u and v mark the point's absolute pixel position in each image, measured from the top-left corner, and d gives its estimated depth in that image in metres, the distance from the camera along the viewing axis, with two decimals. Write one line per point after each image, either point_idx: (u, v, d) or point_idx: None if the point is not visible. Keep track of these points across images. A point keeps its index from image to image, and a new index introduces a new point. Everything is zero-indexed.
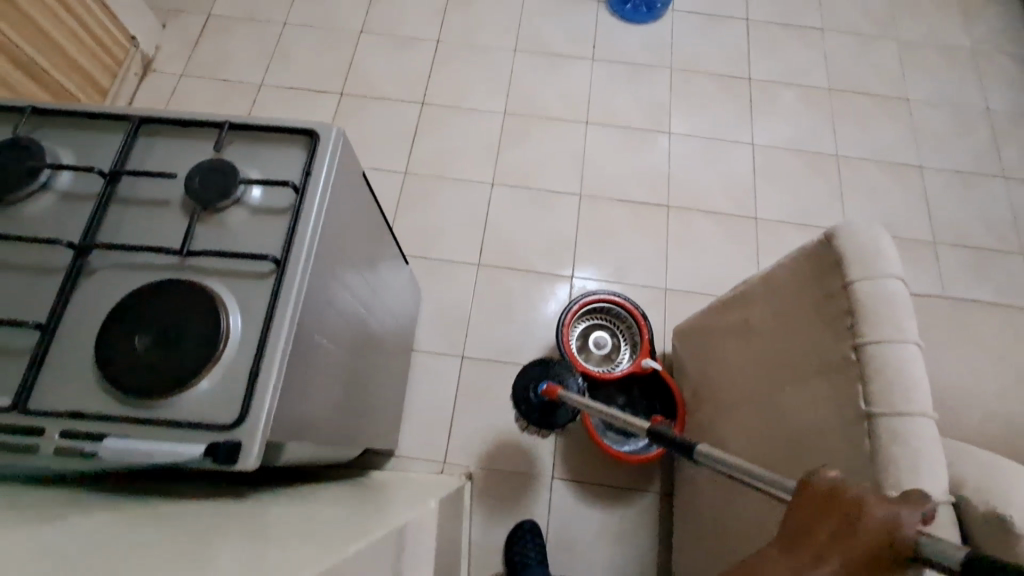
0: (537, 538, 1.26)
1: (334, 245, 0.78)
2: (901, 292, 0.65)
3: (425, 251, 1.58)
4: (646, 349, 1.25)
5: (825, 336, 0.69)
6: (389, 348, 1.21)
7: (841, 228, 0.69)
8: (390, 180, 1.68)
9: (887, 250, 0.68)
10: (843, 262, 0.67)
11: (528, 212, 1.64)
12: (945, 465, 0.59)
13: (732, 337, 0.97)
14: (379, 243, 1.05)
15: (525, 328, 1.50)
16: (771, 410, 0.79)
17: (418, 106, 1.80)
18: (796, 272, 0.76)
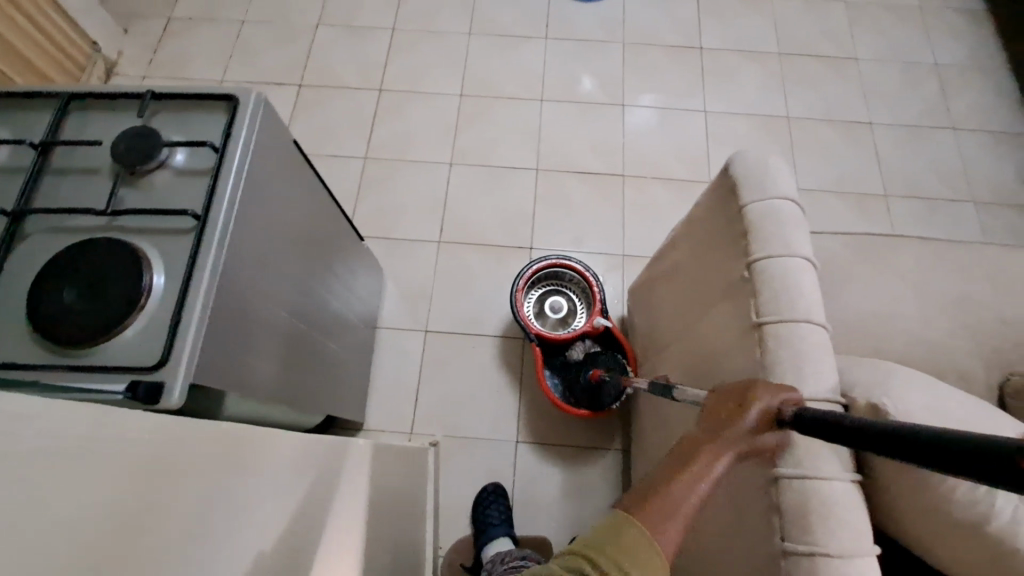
0: (501, 498, 1.30)
1: (264, 207, 0.81)
2: (792, 210, 0.69)
3: (388, 232, 1.62)
4: (597, 309, 1.29)
5: (728, 259, 0.72)
6: (346, 322, 1.24)
7: (737, 157, 0.73)
8: (351, 166, 1.72)
9: (780, 174, 0.71)
10: (737, 188, 0.71)
11: (487, 189, 1.68)
12: (834, 366, 0.62)
13: (666, 284, 1.01)
14: (327, 218, 1.08)
15: (486, 300, 1.53)
16: (695, 343, 0.83)
17: (376, 93, 1.84)
18: (707, 207, 0.80)
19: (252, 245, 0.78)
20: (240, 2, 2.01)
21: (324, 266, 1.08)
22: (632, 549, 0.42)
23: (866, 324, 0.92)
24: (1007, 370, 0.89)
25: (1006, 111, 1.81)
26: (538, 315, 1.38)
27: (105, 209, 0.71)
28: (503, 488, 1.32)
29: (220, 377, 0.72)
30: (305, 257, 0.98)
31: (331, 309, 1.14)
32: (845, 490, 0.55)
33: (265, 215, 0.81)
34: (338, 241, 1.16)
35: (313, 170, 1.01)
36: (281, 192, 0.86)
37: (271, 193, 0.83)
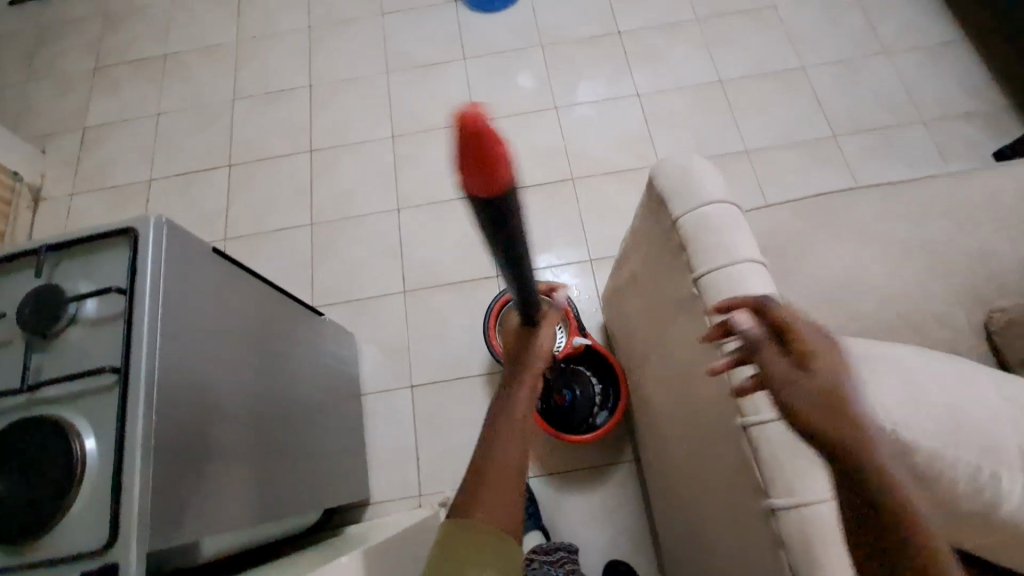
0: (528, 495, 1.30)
1: (197, 333, 0.77)
2: (728, 213, 0.66)
3: (351, 294, 1.58)
4: (574, 328, 1.25)
5: (676, 275, 0.69)
6: (324, 404, 1.20)
7: (659, 167, 0.70)
8: (299, 235, 1.68)
9: (706, 175, 0.68)
10: (667, 201, 0.68)
11: (439, 226, 1.65)
12: None
13: (630, 297, 0.97)
14: (273, 312, 1.04)
15: (464, 339, 1.50)
16: (670, 359, 0.79)
17: (308, 155, 1.80)
18: (645, 220, 0.77)
19: (189, 377, 0.74)
20: (152, 95, 1.96)
21: (285, 361, 1.04)
22: (474, 529, 0.58)
23: (835, 290, 0.90)
24: (987, 305, 0.86)
25: (932, 23, 1.80)
26: None
27: (24, 384, 0.67)
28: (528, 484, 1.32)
29: (190, 529, 0.68)
30: (261, 362, 0.94)
31: (304, 401, 1.10)
32: (843, 507, 0.54)
33: (200, 340, 0.78)
34: (293, 330, 1.11)
35: (245, 271, 0.97)
36: (212, 309, 0.82)
37: (201, 315, 0.79)
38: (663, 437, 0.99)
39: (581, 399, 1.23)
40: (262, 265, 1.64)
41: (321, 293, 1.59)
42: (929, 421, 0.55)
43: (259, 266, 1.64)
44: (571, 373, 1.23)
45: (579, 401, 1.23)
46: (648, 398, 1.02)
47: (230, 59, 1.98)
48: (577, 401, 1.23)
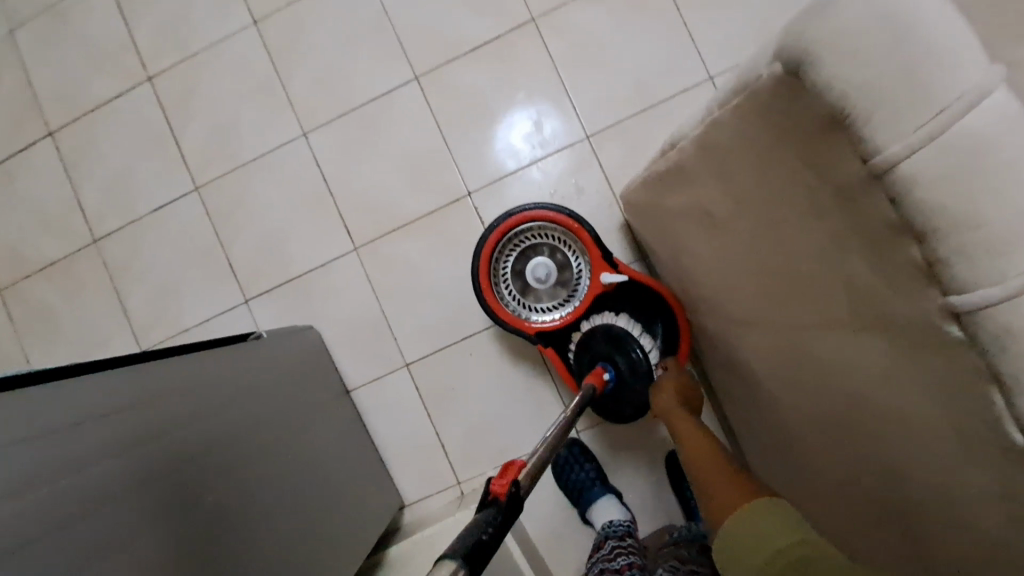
0: (584, 459, 1.09)
1: (80, 493, 0.60)
2: (1007, 125, 0.33)
3: (289, 272, 1.19)
4: (599, 260, 0.90)
5: (877, 272, 0.42)
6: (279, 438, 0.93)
7: (828, 61, 0.37)
8: (189, 209, 1.22)
9: (936, 50, 0.34)
10: (874, 132, 0.36)
11: (368, 143, 1.17)
12: None
13: (692, 240, 0.66)
14: (170, 367, 0.82)
15: (451, 291, 1.16)
16: (809, 364, 0.54)
17: (151, 88, 1.24)
18: (775, 159, 0.46)
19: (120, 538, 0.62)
20: None
21: (229, 420, 0.85)
22: None
23: None
24: None
25: None
26: (524, 293, 1.01)
27: None
28: (581, 445, 1.11)
29: None
30: (188, 451, 0.76)
31: (271, 445, 0.91)
32: None
33: (100, 487, 0.62)
34: (217, 374, 0.89)
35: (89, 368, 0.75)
36: (83, 451, 0.63)
37: (77, 467, 0.61)
38: (758, 428, 0.77)
39: (635, 372, 0.88)
40: (160, 265, 1.23)
41: (249, 280, 1.20)
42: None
43: (158, 268, 1.23)
44: (611, 338, 0.89)
45: (633, 377, 0.88)
46: (736, 378, 0.76)
47: None
48: (630, 378, 0.88)
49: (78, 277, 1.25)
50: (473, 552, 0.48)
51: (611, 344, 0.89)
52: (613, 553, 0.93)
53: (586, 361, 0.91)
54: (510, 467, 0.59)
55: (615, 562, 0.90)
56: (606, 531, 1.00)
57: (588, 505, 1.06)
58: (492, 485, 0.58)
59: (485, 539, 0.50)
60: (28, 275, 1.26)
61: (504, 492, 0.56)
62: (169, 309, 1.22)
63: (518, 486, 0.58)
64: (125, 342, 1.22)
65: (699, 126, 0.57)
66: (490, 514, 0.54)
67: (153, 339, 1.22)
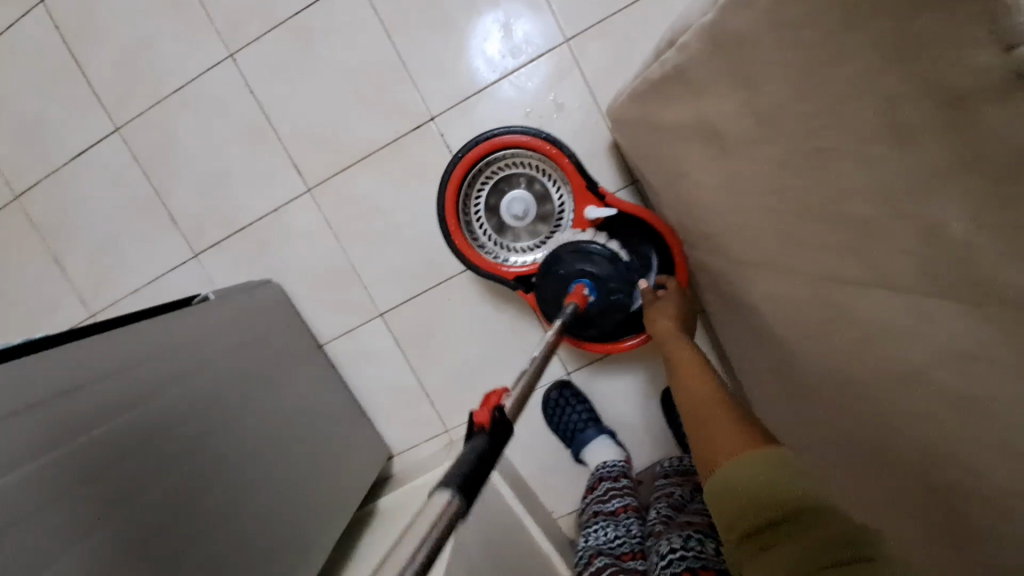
0: (574, 399, 1.03)
1: (8, 500, 0.52)
2: None
3: (239, 219, 1.06)
4: (585, 191, 0.79)
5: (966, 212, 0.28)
6: (250, 404, 0.85)
7: None
8: (114, 155, 1.07)
9: None
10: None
11: (308, 62, 1.00)
12: None
13: (704, 170, 0.52)
14: (98, 344, 0.70)
15: (421, 232, 1.04)
16: (844, 319, 0.43)
17: (42, 9, 1.03)
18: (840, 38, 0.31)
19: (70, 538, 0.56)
20: None
21: (178, 397, 0.75)
22: None
23: None
24: None
25: None
26: (501, 232, 0.89)
27: None
28: (572, 386, 1.04)
29: None
30: (142, 434, 0.67)
31: (243, 417, 0.83)
32: None
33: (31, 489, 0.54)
34: (165, 343, 0.78)
35: (19, 352, 0.65)
36: (8, 452, 0.54)
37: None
38: (776, 386, 0.66)
39: (611, 271, 0.76)
40: (95, 220, 1.09)
41: (195, 232, 1.07)
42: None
43: (92, 223, 1.09)
44: (575, 253, 0.77)
45: (612, 276, 0.77)
46: (748, 328, 0.66)
47: None
48: (608, 280, 0.77)
49: (6, 241, 1.11)
50: (465, 484, 0.37)
51: (575, 258, 0.77)
52: (606, 496, 0.90)
53: (556, 287, 0.79)
54: (492, 395, 0.47)
55: (610, 504, 0.88)
56: (601, 472, 0.96)
57: (580, 446, 1.01)
58: (473, 415, 0.44)
59: (475, 471, 0.39)
60: None
61: (491, 420, 0.43)
62: (113, 268, 1.10)
63: (504, 411, 0.45)
64: (71, 306, 1.11)
65: (706, 12, 0.43)
66: (475, 443, 0.42)
67: (100, 304, 1.11)
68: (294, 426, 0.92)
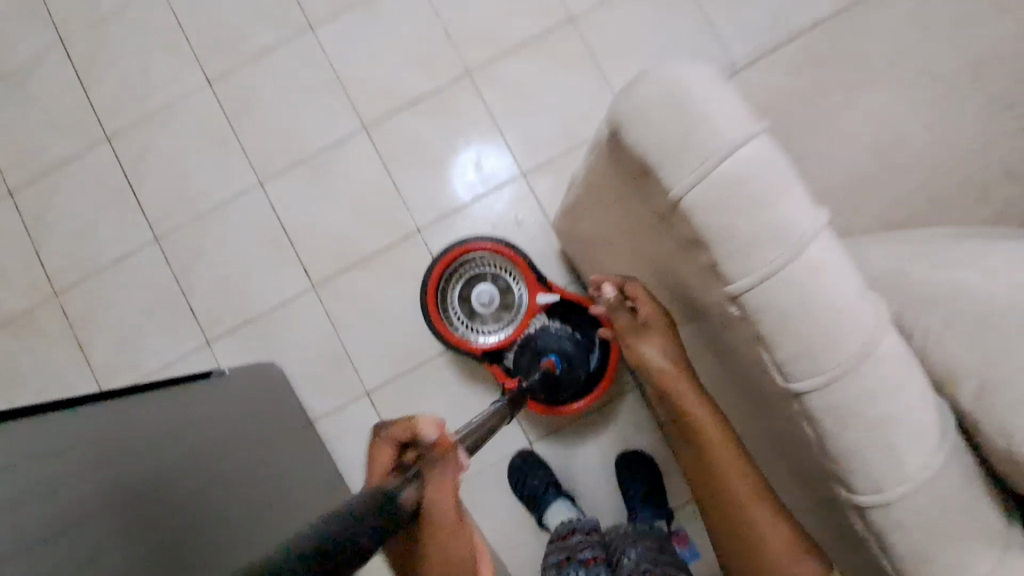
0: (537, 465, 1.16)
1: (63, 510, 0.58)
2: (744, 162, 0.50)
3: (250, 311, 1.25)
4: (535, 284, 1.01)
5: (695, 273, 0.57)
6: (258, 456, 0.92)
7: (622, 118, 0.55)
8: (149, 259, 1.27)
9: (703, 113, 0.51)
10: (655, 167, 0.53)
11: (321, 189, 1.26)
12: (912, 373, 0.49)
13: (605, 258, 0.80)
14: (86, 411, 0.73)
15: (405, 321, 1.24)
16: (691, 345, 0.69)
17: (107, 146, 1.30)
18: (624, 184, 0.62)
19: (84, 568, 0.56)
20: None
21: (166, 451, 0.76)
22: None
23: None
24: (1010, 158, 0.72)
25: None
26: (471, 318, 1.10)
27: None
28: (535, 455, 1.18)
29: None
30: (169, 471, 0.73)
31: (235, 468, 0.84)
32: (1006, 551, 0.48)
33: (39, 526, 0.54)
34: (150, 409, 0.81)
35: (30, 410, 0.68)
36: (64, 477, 0.61)
37: (55, 493, 0.59)
38: None
39: (576, 350, 0.98)
40: (124, 312, 1.26)
41: (210, 322, 1.25)
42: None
43: (120, 314, 1.26)
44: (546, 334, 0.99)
45: (575, 356, 0.98)
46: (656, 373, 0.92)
47: None
48: (573, 357, 0.98)
49: (38, 331, 1.26)
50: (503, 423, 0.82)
51: (547, 339, 0.99)
52: (579, 546, 0.99)
53: (531, 358, 0.99)
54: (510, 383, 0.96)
55: (582, 552, 0.97)
56: (571, 525, 1.05)
57: (544, 509, 1.12)
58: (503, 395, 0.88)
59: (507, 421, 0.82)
60: None
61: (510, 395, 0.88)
62: (131, 353, 1.25)
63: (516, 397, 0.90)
64: (86, 387, 1.24)
65: (587, 164, 0.70)
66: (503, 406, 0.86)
67: (114, 387, 1.24)
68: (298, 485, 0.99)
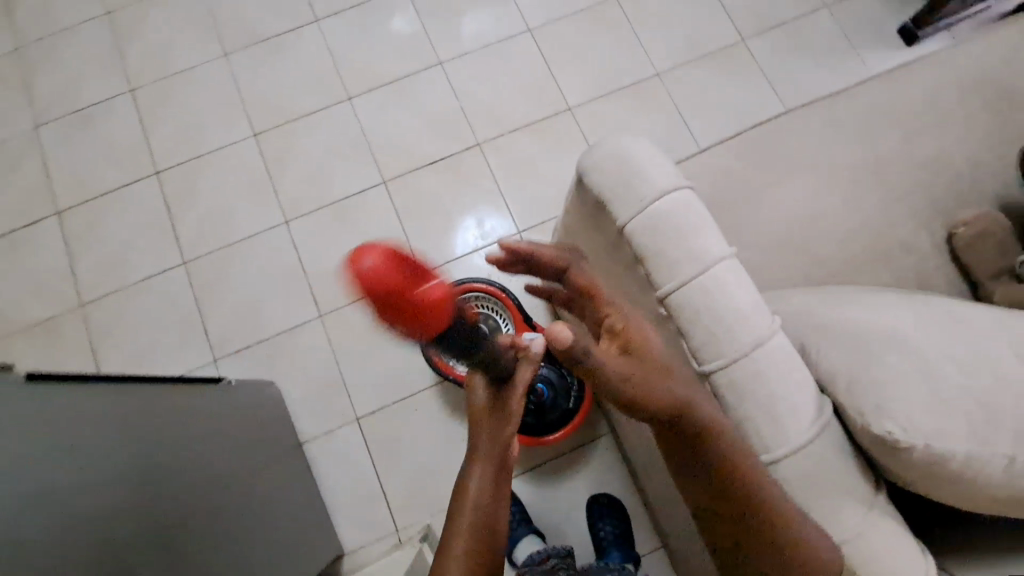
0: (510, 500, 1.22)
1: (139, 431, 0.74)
2: (670, 203, 0.67)
3: (259, 334, 1.36)
4: (520, 321, 1.14)
5: (637, 288, 0.71)
6: (260, 448, 1.06)
7: (586, 167, 0.71)
8: (174, 279, 1.40)
9: (642, 167, 0.68)
10: (606, 202, 0.69)
11: (338, 231, 1.42)
12: (796, 371, 0.63)
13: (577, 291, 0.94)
14: (77, 394, 0.69)
15: (400, 353, 1.34)
16: None
17: (155, 178, 1.47)
18: (585, 222, 0.78)
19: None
20: None
21: (132, 458, 0.70)
22: None
23: (794, 235, 0.81)
24: (950, 223, 0.80)
25: None
26: None
27: None
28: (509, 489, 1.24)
29: None
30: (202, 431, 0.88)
31: (201, 482, 0.81)
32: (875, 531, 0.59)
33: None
34: (135, 409, 0.76)
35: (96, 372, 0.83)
36: (143, 410, 0.77)
37: (136, 418, 0.75)
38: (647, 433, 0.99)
39: (559, 381, 1.13)
40: (142, 325, 1.37)
41: (221, 341, 1.36)
42: (962, 421, 0.53)
43: (139, 326, 1.37)
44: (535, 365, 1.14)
45: (558, 386, 1.13)
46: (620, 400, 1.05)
47: (10, 75, 1.53)
48: (555, 387, 1.12)
49: (59, 336, 1.36)
50: None
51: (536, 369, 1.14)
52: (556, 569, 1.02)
53: None
54: None
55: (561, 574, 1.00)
56: (548, 551, 1.08)
57: (513, 543, 1.16)
58: None
59: None
60: (10, 334, 1.37)
61: None
62: (142, 364, 1.34)
63: None
64: None
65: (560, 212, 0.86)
66: None
67: None
68: (281, 493, 1.06)
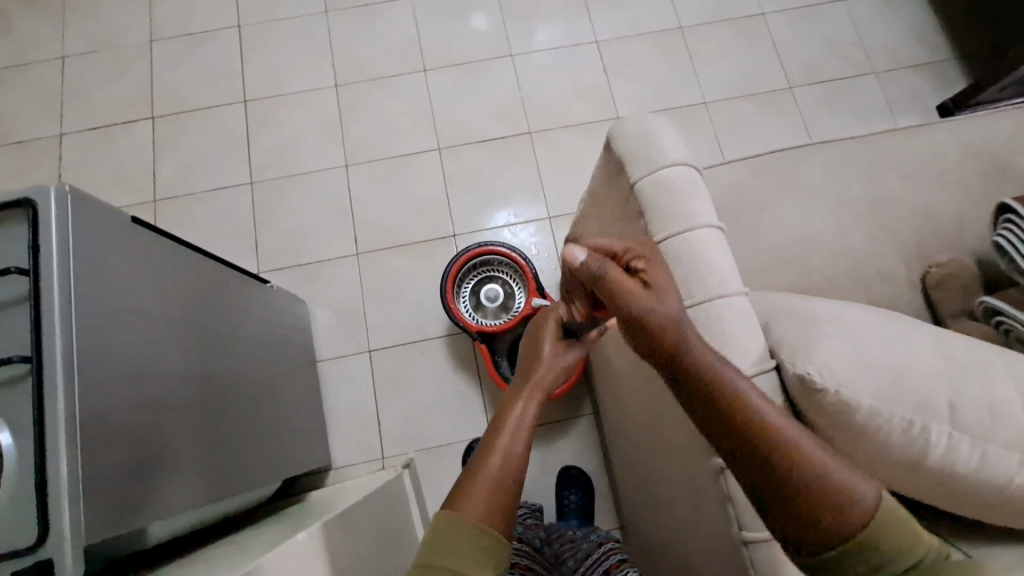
0: None
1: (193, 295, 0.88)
2: (680, 172, 0.78)
3: (301, 259, 1.51)
4: (533, 288, 1.25)
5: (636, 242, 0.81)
6: (283, 351, 1.19)
7: (616, 133, 0.84)
8: (239, 195, 1.57)
9: (664, 142, 0.81)
10: (627, 162, 0.81)
11: (390, 183, 1.57)
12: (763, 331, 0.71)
13: None
14: (160, 248, 0.83)
15: (420, 302, 1.47)
16: None
17: (242, 106, 1.65)
18: (607, 183, 0.90)
19: (19, 382, 0.61)
20: (53, 36, 1.70)
21: (185, 313, 0.85)
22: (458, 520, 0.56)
23: (789, 249, 0.92)
24: (927, 264, 0.90)
25: None
26: (476, 308, 1.33)
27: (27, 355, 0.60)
28: None
29: (139, 503, 0.67)
30: (240, 316, 1.02)
31: (223, 356, 0.93)
32: None
33: (72, 320, 0.63)
34: (196, 276, 0.91)
35: None
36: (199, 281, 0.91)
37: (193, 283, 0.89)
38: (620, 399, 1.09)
39: None
40: (203, 230, 1.53)
41: (267, 258, 1.51)
42: None
43: (199, 230, 1.53)
44: None
45: None
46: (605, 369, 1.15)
47: None
48: None
49: None
50: None
51: None
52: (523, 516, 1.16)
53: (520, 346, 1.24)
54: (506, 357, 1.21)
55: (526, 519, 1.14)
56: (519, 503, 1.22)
57: None
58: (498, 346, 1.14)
59: None
60: None
61: None
62: None
63: None
64: None
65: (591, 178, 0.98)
66: None
67: None
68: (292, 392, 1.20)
